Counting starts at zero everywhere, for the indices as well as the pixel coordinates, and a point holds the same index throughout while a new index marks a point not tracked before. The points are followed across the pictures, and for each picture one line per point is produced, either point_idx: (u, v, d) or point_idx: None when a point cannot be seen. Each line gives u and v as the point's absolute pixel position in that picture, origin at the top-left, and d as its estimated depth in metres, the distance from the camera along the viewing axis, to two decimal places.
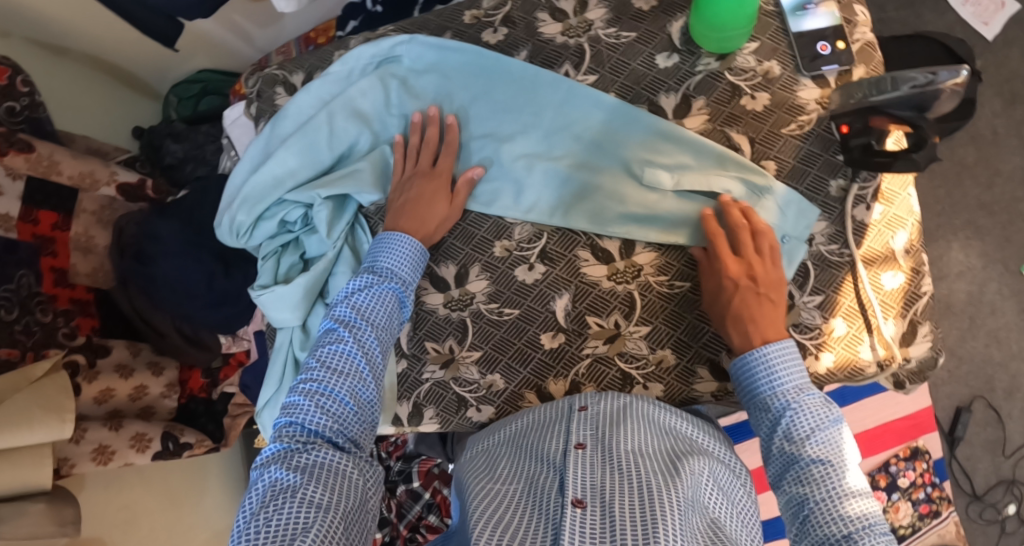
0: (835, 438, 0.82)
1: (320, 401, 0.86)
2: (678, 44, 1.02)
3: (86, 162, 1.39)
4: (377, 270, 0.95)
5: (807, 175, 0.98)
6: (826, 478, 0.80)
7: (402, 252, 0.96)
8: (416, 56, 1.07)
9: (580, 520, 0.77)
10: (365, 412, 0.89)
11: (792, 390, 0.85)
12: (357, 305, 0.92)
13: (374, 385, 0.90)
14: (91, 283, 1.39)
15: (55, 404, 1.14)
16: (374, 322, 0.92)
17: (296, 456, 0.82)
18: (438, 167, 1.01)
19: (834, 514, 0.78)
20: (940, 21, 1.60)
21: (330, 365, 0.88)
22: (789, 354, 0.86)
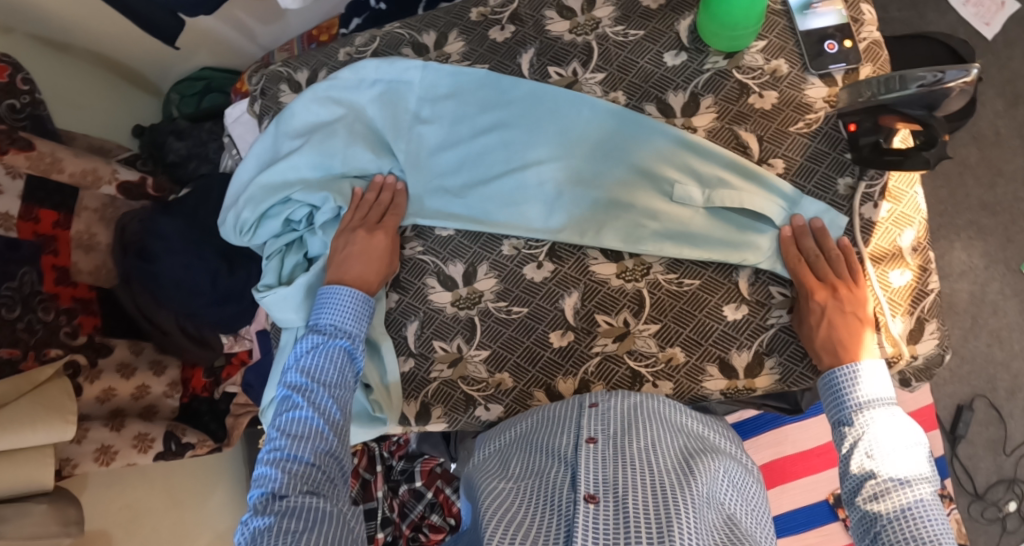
0: (912, 458, 0.81)
1: (283, 464, 0.83)
2: (687, 42, 1.02)
3: (87, 159, 1.37)
4: (322, 328, 0.93)
5: (815, 173, 0.98)
6: (903, 498, 0.79)
7: (344, 306, 0.94)
8: (431, 81, 1.05)
9: (593, 516, 0.77)
10: (331, 467, 0.85)
11: (870, 407, 0.85)
12: (307, 368, 0.90)
13: (336, 440, 0.87)
14: (92, 281, 1.38)
15: (58, 407, 1.14)
16: (328, 381, 0.89)
17: (269, 514, 0.80)
18: (384, 223, 1.01)
19: (909, 535, 0.77)
20: (942, 21, 1.61)
21: (289, 430, 0.86)
22: (869, 372, 0.87)
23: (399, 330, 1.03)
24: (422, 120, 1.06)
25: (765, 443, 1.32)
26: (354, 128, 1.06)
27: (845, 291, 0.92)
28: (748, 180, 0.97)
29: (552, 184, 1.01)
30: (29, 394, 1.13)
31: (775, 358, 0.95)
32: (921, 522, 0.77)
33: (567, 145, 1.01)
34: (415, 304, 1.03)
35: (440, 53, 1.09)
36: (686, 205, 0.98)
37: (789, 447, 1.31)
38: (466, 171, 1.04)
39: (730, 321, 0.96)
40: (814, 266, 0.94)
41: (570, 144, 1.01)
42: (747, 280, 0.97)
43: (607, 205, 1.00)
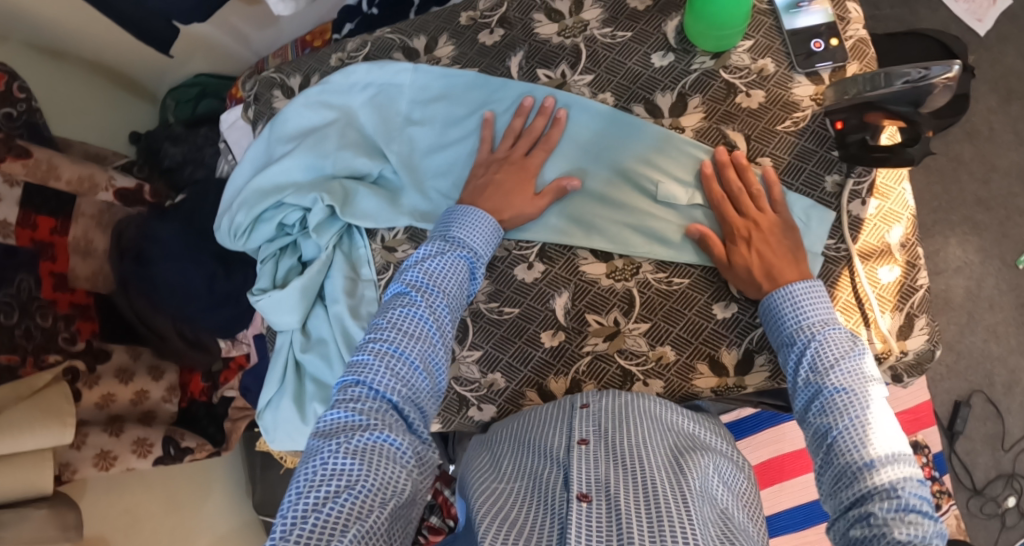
0: (859, 369, 0.81)
1: (393, 364, 0.82)
2: (673, 43, 1.02)
3: (84, 166, 1.40)
4: (449, 239, 0.93)
5: (802, 171, 0.98)
6: (849, 405, 0.79)
7: (476, 225, 0.94)
8: (422, 84, 1.07)
9: (587, 514, 0.77)
10: (433, 376, 0.84)
11: (816, 323, 0.86)
12: (429, 271, 0.89)
13: (444, 351, 0.86)
14: (90, 287, 1.39)
15: (56, 409, 1.15)
16: (446, 292, 0.89)
17: (363, 419, 0.78)
18: (529, 159, 1.00)
19: (856, 443, 0.77)
20: (935, 18, 1.61)
21: (400, 327, 0.84)
22: (814, 291, 0.88)
23: None
24: (414, 122, 1.07)
25: (762, 440, 1.32)
26: (346, 132, 1.07)
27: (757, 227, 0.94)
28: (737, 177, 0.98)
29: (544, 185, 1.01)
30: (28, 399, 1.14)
31: (765, 356, 0.96)
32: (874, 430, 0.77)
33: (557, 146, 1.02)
34: None
35: (430, 57, 1.10)
36: (676, 201, 0.99)
37: (787, 444, 1.32)
38: (457, 174, 1.05)
39: (720, 319, 0.97)
40: (736, 202, 0.96)
41: (561, 145, 1.02)
42: None
43: (599, 204, 1.01)
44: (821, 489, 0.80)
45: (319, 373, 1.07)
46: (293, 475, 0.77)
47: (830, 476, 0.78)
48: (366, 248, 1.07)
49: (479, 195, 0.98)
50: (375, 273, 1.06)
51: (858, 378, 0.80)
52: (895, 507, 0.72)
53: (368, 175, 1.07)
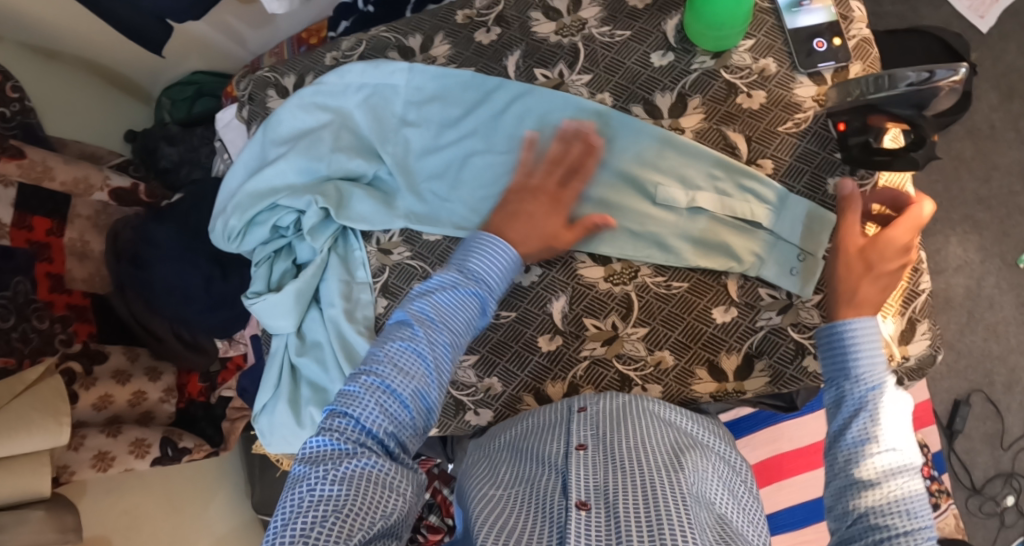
0: (899, 431, 0.79)
1: (383, 400, 0.79)
2: (673, 42, 1.01)
3: (79, 168, 1.39)
4: (465, 271, 0.89)
5: (804, 173, 0.97)
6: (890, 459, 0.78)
7: (495, 257, 0.90)
8: (417, 84, 1.05)
9: (586, 522, 0.76)
10: (421, 416, 0.81)
11: (866, 369, 0.83)
12: (438, 305, 0.86)
13: (437, 390, 0.83)
14: (87, 288, 1.38)
15: (51, 409, 1.13)
16: (449, 329, 0.85)
17: (345, 456, 0.75)
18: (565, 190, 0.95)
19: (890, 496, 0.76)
20: (936, 15, 1.60)
21: (396, 362, 0.81)
22: (873, 336, 0.84)
23: None
24: (409, 123, 1.05)
25: (761, 440, 1.31)
26: (340, 134, 1.06)
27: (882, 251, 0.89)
28: (737, 178, 0.97)
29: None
30: (23, 396, 1.13)
31: (765, 361, 0.95)
32: (906, 497, 0.76)
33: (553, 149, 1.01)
34: None
35: (426, 56, 1.08)
36: (674, 206, 0.97)
37: (786, 444, 1.31)
38: (453, 175, 1.04)
39: (719, 323, 0.96)
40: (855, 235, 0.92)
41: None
42: (737, 282, 0.97)
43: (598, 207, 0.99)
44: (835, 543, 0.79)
45: (316, 377, 1.06)
46: (278, 503, 0.75)
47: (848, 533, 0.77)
48: (362, 251, 1.06)
49: (512, 225, 0.93)
50: (372, 276, 1.05)
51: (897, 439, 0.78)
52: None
53: (363, 176, 1.06)
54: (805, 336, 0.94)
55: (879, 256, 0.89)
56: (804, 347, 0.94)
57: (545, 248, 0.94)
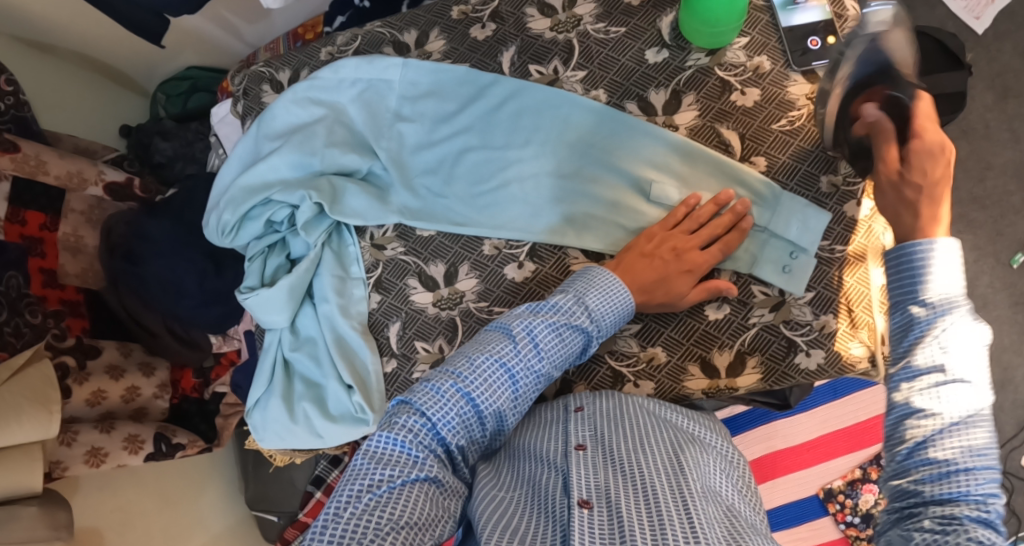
0: (970, 366, 0.71)
1: (460, 414, 0.80)
2: (668, 39, 1.01)
3: (73, 162, 1.39)
4: (578, 306, 0.87)
5: (797, 171, 0.97)
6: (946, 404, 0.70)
7: (611, 299, 0.88)
8: (412, 79, 1.05)
9: (589, 520, 0.76)
10: (488, 434, 0.84)
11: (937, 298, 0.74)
12: (543, 332, 0.84)
13: (513, 414, 0.84)
14: (80, 283, 1.38)
15: (40, 395, 1.13)
16: (548, 360, 0.85)
17: (418, 460, 0.77)
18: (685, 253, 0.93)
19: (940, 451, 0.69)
20: (931, 15, 1.60)
21: (485, 379, 0.81)
22: (948, 261, 0.75)
23: (382, 332, 1.04)
24: (403, 118, 1.05)
25: (756, 438, 1.32)
26: (334, 128, 1.06)
27: (920, 165, 0.82)
28: (729, 176, 0.97)
29: (535, 184, 1.01)
30: (12, 383, 1.12)
31: (757, 358, 0.95)
32: (971, 440, 0.69)
33: (547, 146, 1.01)
34: (397, 304, 1.03)
35: (421, 52, 1.08)
36: (666, 204, 0.98)
37: (781, 442, 1.31)
38: (447, 171, 1.04)
39: (711, 321, 0.96)
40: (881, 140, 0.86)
41: (552, 145, 1.01)
42: (729, 279, 0.97)
43: (592, 205, 0.99)
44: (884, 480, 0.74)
45: (310, 372, 1.07)
46: (339, 484, 0.76)
47: (896, 467, 0.72)
48: (355, 246, 1.06)
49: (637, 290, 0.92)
50: (365, 271, 1.05)
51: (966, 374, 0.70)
52: (959, 519, 0.66)
53: (357, 172, 1.06)
54: (797, 334, 0.94)
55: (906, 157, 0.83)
56: (796, 345, 0.94)
57: (666, 301, 0.93)
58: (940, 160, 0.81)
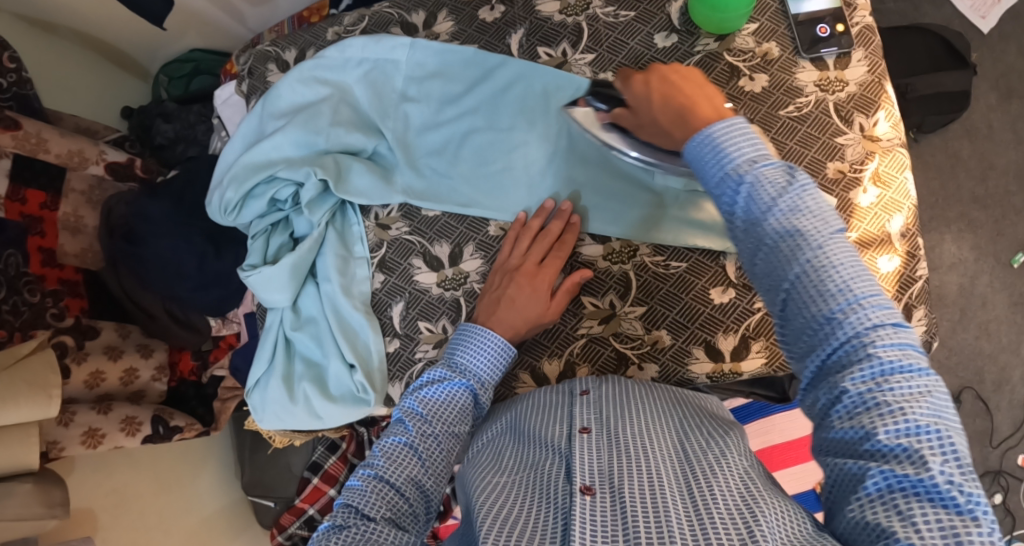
0: (806, 204, 0.69)
1: (375, 489, 0.78)
2: (677, 24, 1.00)
3: (75, 141, 1.38)
4: (454, 366, 0.88)
5: (804, 157, 0.96)
6: (798, 251, 0.68)
7: (486, 350, 0.88)
8: (419, 60, 1.05)
9: (591, 507, 0.76)
10: (418, 503, 0.80)
11: (742, 164, 0.72)
12: (426, 399, 0.85)
13: (432, 479, 0.81)
14: (79, 263, 1.37)
15: (40, 381, 1.12)
16: (442, 420, 0.84)
17: (345, 531, 0.75)
18: (541, 268, 0.95)
19: (815, 295, 0.67)
20: (937, 14, 1.61)
21: (391, 456, 0.81)
22: (729, 125, 0.73)
23: (385, 311, 1.03)
24: (409, 98, 1.05)
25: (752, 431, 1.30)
26: (340, 107, 1.05)
27: (657, 88, 0.83)
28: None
29: (540, 167, 1.01)
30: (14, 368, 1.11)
31: (761, 342, 0.95)
32: (839, 276, 0.66)
33: (552, 131, 1.00)
34: (401, 284, 1.03)
35: (429, 33, 1.08)
36: (674, 189, 0.97)
37: (777, 436, 1.30)
38: (452, 152, 1.04)
39: (717, 304, 0.95)
40: (636, 96, 0.86)
41: (557, 129, 1.00)
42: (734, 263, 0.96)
43: (599, 189, 0.99)
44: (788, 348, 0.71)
45: (311, 351, 1.07)
46: None
47: (794, 330, 0.69)
48: (360, 226, 1.06)
49: (495, 313, 0.92)
50: (369, 251, 1.05)
51: (807, 214, 0.67)
52: (874, 379, 0.64)
53: (363, 151, 1.06)
54: None
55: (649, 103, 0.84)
56: None
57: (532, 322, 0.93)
58: (667, 77, 0.83)
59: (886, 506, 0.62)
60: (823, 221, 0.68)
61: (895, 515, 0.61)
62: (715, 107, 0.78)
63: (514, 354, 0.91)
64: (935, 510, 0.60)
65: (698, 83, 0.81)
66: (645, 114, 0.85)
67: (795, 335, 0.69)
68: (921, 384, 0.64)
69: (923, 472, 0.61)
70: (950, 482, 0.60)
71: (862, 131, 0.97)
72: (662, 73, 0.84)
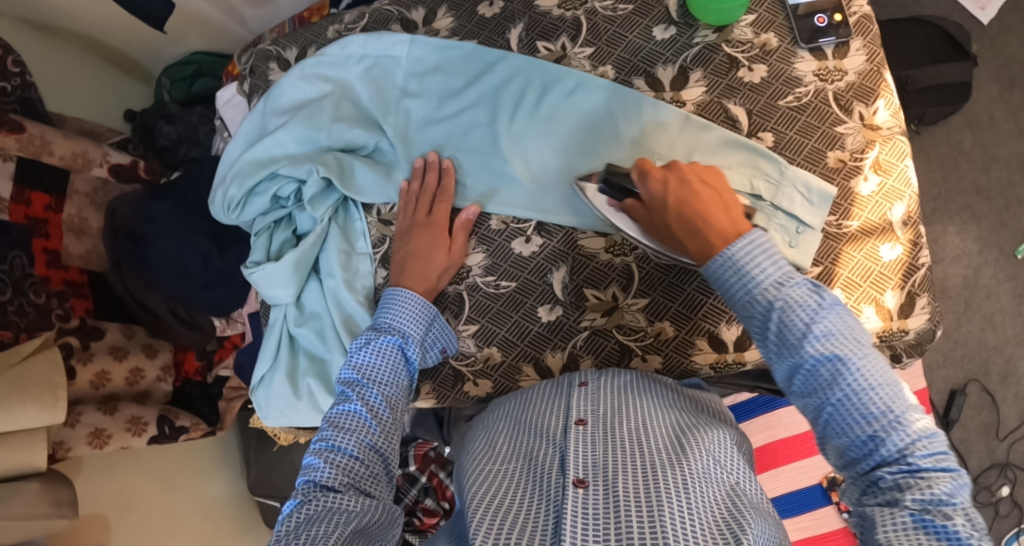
0: (836, 326, 0.74)
1: (329, 457, 0.81)
2: (675, 16, 1.00)
3: (78, 142, 1.38)
4: (378, 327, 0.92)
5: (804, 147, 0.97)
6: (837, 376, 0.73)
7: (404, 307, 0.92)
8: (419, 56, 1.05)
9: (583, 499, 0.78)
10: (376, 464, 0.83)
11: (771, 286, 0.76)
12: (359, 365, 0.88)
13: (383, 438, 0.84)
14: (83, 265, 1.38)
15: (46, 381, 1.14)
16: (378, 380, 0.87)
17: (308, 503, 0.78)
18: (434, 216, 0.99)
19: (856, 415, 0.72)
20: (937, 5, 1.61)
21: (338, 424, 0.84)
22: (756, 247, 0.78)
23: None
24: (410, 94, 1.05)
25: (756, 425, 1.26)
26: (341, 104, 1.06)
27: (676, 190, 0.86)
28: (743, 151, 0.96)
29: (539, 160, 1.00)
30: (20, 365, 1.13)
31: None
32: (877, 394, 0.72)
33: (552, 126, 1.00)
34: None
35: (429, 29, 1.09)
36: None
37: (783, 430, 1.28)
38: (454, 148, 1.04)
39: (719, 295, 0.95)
40: (650, 192, 0.87)
41: (557, 124, 1.00)
42: None
43: None
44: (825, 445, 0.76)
45: (314, 348, 1.07)
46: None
47: (836, 445, 0.74)
48: (362, 221, 1.06)
49: (402, 272, 0.97)
50: (371, 246, 1.06)
51: (841, 340, 0.72)
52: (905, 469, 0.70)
53: (363, 147, 1.06)
54: None
55: (663, 207, 0.86)
56: None
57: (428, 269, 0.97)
58: (686, 182, 0.86)
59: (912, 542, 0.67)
60: (855, 343, 0.73)
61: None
62: (733, 219, 0.83)
63: (435, 306, 0.96)
64: None
65: (715, 194, 0.85)
66: (659, 214, 0.86)
67: (835, 439, 0.74)
68: (948, 467, 0.70)
69: (947, 520, 0.67)
70: (968, 530, 0.66)
71: (862, 120, 0.97)
72: (681, 174, 0.87)
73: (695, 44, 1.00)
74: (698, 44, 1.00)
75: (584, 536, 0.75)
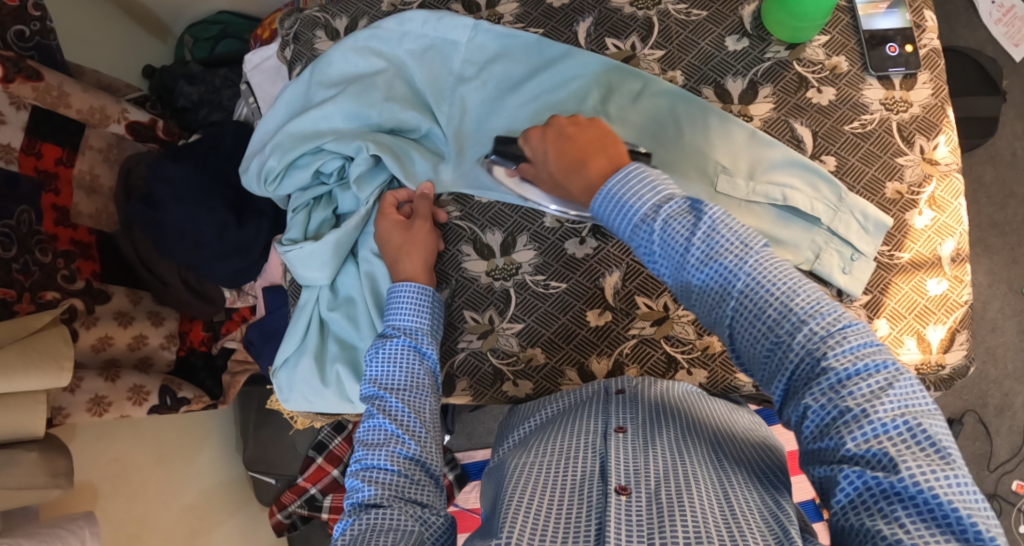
0: (714, 236, 0.72)
1: (366, 476, 0.79)
2: (749, 28, 0.99)
3: (97, 97, 1.29)
4: (385, 332, 0.90)
5: (864, 175, 0.96)
6: (723, 284, 0.71)
7: (405, 306, 0.90)
8: (480, 43, 1.03)
9: (626, 508, 0.75)
10: (414, 471, 0.80)
11: (650, 211, 0.75)
12: (376, 377, 0.87)
13: (415, 445, 0.81)
14: (93, 225, 1.32)
15: (52, 352, 1.05)
16: (397, 387, 0.85)
17: (353, 524, 0.76)
18: (413, 232, 0.96)
19: (756, 320, 0.70)
20: (971, 37, 1.63)
21: (368, 441, 0.82)
22: (633, 178, 0.77)
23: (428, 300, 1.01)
24: (467, 80, 1.03)
25: None
26: (394, 83, 1.03)
27: (552, 144, 0.87)
28: (804, 172, 0.95)
29: None
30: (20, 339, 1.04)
31: None
32: (769, 295, 0.69)
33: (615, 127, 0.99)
34: (448, 271, 1.00)
35: (492, 13, 1.05)
36: (733, 196, 0.96)
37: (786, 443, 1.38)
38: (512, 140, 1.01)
39: None
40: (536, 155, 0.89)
41: (619, 125, 0.99)
42: None
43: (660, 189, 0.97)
44: (744, 369, 0.73)
45: (345, 333, 1.04)
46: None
47: (748, 363, 0.72)
48: None
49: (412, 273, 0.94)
50: None
51: (718, 250, 0.71)
52: (830, 389, 0.66)
53: (413, 130, 1.03)
54: None
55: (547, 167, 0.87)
56: None
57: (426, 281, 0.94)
58: (560, 132, 0.87)
59: (867, 511, 0.64)
60: (740, 245, 0.71)
61: (878, 515, 0.63)
62: (610, 157, 0.82)
63: (436, 294, 0.93)
64: (914, 506, 0.62)
65: (593, 135, 0.85)
66: (543, 167, 0.89)
67: (746, 356, 0.72)
68: (880, 379, 0.66)
69: (893, 475, 0.63)
70: (920, 474, 0.62)
71: (922, 154, 0.97)
72: (557, 126, 0.88)
73: (768, 61, 0.98)
74: (770, 60, 0.98)
75: (627, 542, 0.73)
